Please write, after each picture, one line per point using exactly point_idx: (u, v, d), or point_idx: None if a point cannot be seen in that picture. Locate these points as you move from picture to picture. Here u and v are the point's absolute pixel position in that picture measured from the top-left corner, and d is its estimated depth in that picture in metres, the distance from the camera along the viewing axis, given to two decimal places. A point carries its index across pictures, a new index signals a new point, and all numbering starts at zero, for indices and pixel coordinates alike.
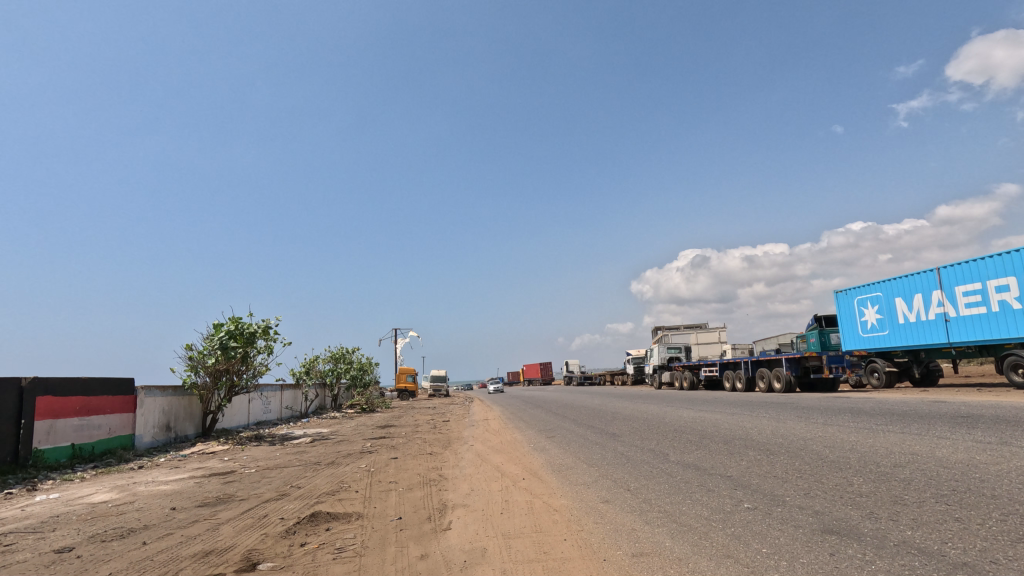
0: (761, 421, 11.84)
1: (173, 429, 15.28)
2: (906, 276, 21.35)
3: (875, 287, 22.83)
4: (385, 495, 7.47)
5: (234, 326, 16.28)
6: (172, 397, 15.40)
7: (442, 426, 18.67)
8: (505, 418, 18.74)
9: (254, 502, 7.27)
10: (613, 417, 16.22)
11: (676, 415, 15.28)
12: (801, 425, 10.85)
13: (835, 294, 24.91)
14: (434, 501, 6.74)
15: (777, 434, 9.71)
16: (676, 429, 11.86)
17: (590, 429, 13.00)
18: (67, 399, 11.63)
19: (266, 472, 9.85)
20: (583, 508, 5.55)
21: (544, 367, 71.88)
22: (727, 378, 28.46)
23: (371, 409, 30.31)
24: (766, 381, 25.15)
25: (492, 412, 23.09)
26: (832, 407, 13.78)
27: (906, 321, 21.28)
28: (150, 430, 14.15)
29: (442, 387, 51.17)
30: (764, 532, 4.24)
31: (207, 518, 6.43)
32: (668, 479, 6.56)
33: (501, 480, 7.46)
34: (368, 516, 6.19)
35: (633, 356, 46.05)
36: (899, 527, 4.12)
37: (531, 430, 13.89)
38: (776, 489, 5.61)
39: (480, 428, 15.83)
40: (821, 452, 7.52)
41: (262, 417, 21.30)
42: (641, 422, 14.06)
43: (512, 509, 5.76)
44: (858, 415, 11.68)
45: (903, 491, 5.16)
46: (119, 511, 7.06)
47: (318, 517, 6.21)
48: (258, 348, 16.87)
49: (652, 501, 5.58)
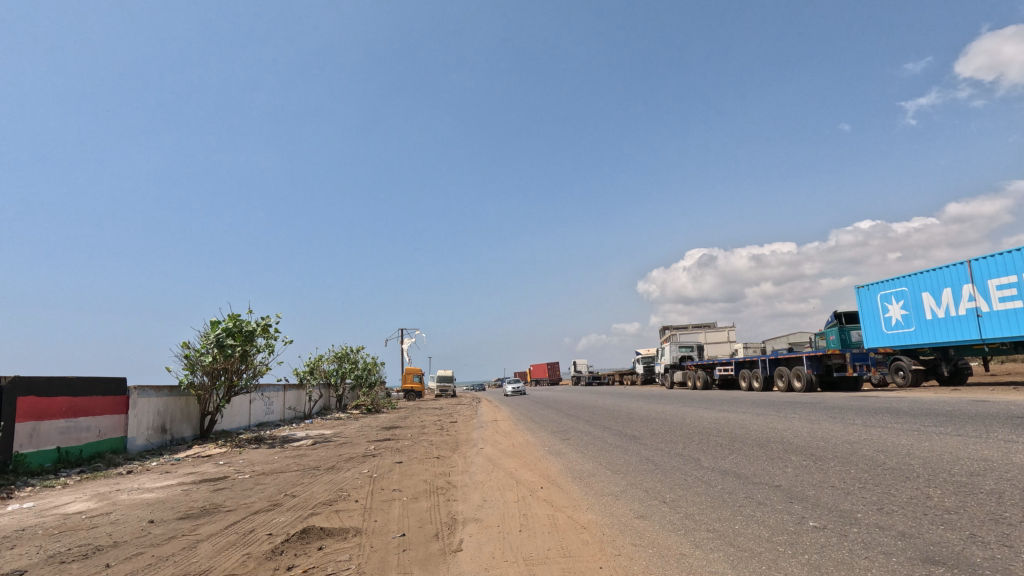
0: (793, 423, 11.00)
1: (169, 430, 14.62)
2: (933, 270, 20.44)
3: (900, 282, 21.92)
4: (388, 506, 6.70)
5: (232, 323, 15.60)
6: (167, 397, 14.71)
7: (450, 427, 17.94)
8: (515, 419, 17.95)
9: (241, 514, 6.52)
10: (629, 418, 15.41)
11: (697, 416, 14.42)
12: (838, 426, 10.00)
13: (857, 290, 24.01)
14: (443, 513, 5.97)
15: (816, 437, 8.87)
16: (700, 431, 11.04)
17: (608, 432, 12.21)
18: (52, 400, 10.98)
19: (260, 478, 9.10)
20: (615, 526, 4.76)
21: (551, 367, 71.00)
22: (743, 378, 27.55)
23: (376, 410, 29.63)
24: (785, 380, 24.25)
25: (501, 411, 22.36)
26: (867, 407, 12.89)
27: (934, 317, 20.35)
28: (143, 432, 13.46)
29: (449, 387, 50.43)
30: (850, 563, 3.44)
31: (186, 533, 5.69)
32: (708, 490, 5.75)
33: (518, 489, 6.70)
34: (367, 532, 5.43)
35: (643, 356, 45.14)
36: (1022, 557, 3.31)
37: (543, 432, 13.08)
38: (842, 503, 4.81)
39: (490, 430, 15.09)
40: (876, 458, 6.69)
41: (264, 418, 20.63)
42: (661, 424, 13.26)
43: (533, 526, 5.00)
44: (899, 415, 10.81)
45: (1000, 507, 4.33)
46: (91, 524, 6.34)
47: (311, 533, 5.44)
48: (257, 347, 16.18)
49: (696, 517, 4.78)
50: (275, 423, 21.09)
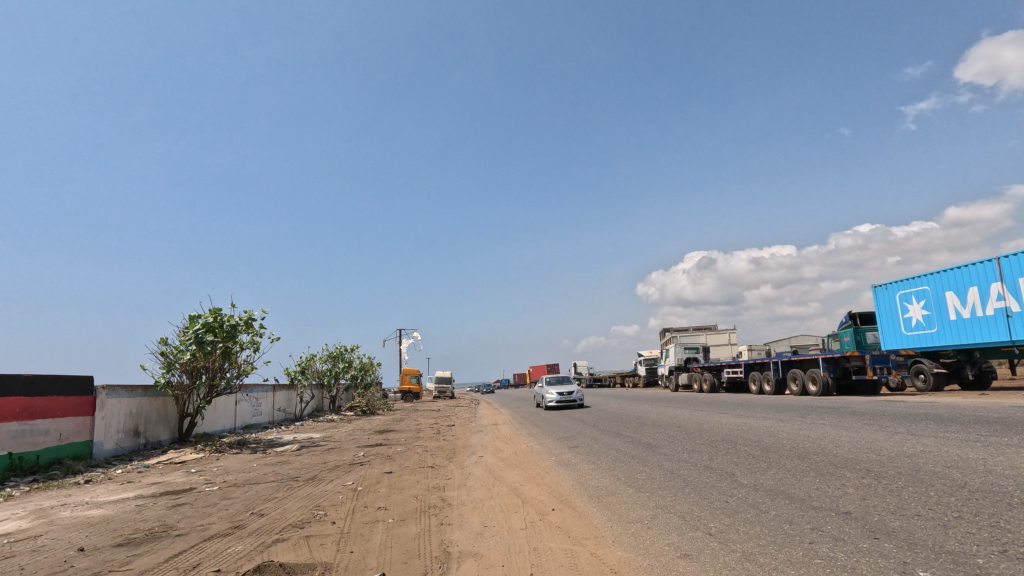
0: (827, 430, 9.90)
1: (143, 434, 13.52)
2: (959, 267, 19.34)
3: (921, 281, 20.86)
4: (369, 530, 5.62)
5: (212, 318, 14.51)
6: (142, 398, 13.61)
7: (447, 431, 16.88)
8: (516, 423, 16.81)
9: (192, 541, 5.42)
10: (639, 423, 14.34)
11: (714, 421, 13.30)
12: (881, 435, 8.94)
13: (874, 288, 22.95)
14: (433, 544, 4.89)
15: (863, 448, 7.78)
16: (723, 438, 9.99)
17: (619, 438, 11.15)
18: (5, 400, 9.94)
19: (229, 491, 8.01)
20: (655, 570, 3.67)
21: (551, 368, 70.02)
22: (754, 381, 26.49)
23: (372, 412, 28.53)
24: (799, 383, 23.17)
25: (501, 415, 21.26)
26: (902, 413, 11.79)
27: (958, 317, 19.31)
28: (113, 436, 12.36)
29: (447, 388, 49.19)
30: None
31: (115, 568, 4.59)
32: (761, 518, 4.67)
33: (524, 512, 5.62)
34: (338, 570, 4.33)
35: (645, 357, 44.17)
36: None
37: (548, 439, 11.90)
38: (947, 543, 3.74)
39: (490, 435, 14.05)
40: (954, 477, 5.60)
41: (250, 421, 19.54)
42: (677, 430, 12.16)
43: (546, 567, 3.92)
44: (944, 422, 9.74)
45: None
46: (8, 552, 5.24)
47: (268, 570, 4.34)
48: (240, 344, 15.08)
49: (759, 559, 3.70)
50: (262, 426, 20.00)
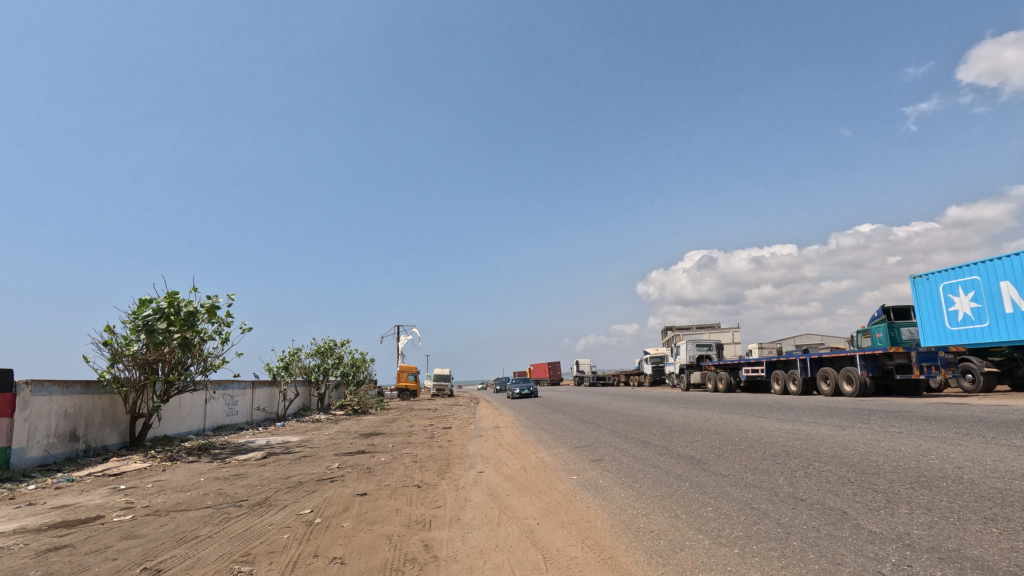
0: (921, 442, 7.77)
1: (82, 438, 11.45)
2: (1016, 255, 17.29)
3: (970, 270, 18.85)
4: None
5: (168, 303, 12.49)
6: (81, 396, 11.54)
7: (442, 435, 14.88)
8: (520, 427, 14.70)
9: None
10: (667, 428, 12.18)
11: (757, 427, 11.15)
12: (1005, 451, 6.77)
13: (913, 279, 20.93)
14: None
15: (1006, 473, 5.65)
16: (785, 453, 7.90)
17: (649, 449, 9.07)
18: None
19: (140, 524, 5.92)
20: None
21: (553, 367, 67.84)
22: (778, 381, 24.35)
23: (364, 412, 26.41)
24: (832, 383, 21.02)
25: (503, 416, 19.24)
26: (991, 418, 9.71)
27: (1014, 310, 17.28)
28: (38, 441, 10.28)
29: (445, 386, 47.00)
30: None
31: None
32: None
33: None
34: None
35: (651, 355, 42.14)
36: None
37: (561, 449, 9.76)
38: None
39: (492, 442, 11.94)
40: None
41: (222, 422, 17.43)
42: (717, 438, 10.06)
43: None
44: None
45: None
46: None
47: None
48: (202, 333, 13.04)
49: None
50: (237, 427, 17.92)
